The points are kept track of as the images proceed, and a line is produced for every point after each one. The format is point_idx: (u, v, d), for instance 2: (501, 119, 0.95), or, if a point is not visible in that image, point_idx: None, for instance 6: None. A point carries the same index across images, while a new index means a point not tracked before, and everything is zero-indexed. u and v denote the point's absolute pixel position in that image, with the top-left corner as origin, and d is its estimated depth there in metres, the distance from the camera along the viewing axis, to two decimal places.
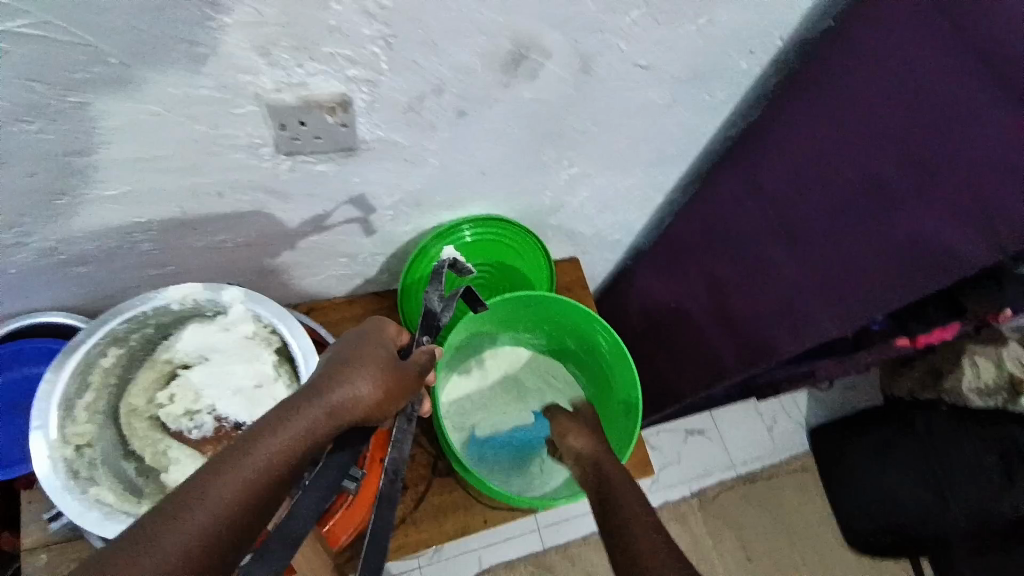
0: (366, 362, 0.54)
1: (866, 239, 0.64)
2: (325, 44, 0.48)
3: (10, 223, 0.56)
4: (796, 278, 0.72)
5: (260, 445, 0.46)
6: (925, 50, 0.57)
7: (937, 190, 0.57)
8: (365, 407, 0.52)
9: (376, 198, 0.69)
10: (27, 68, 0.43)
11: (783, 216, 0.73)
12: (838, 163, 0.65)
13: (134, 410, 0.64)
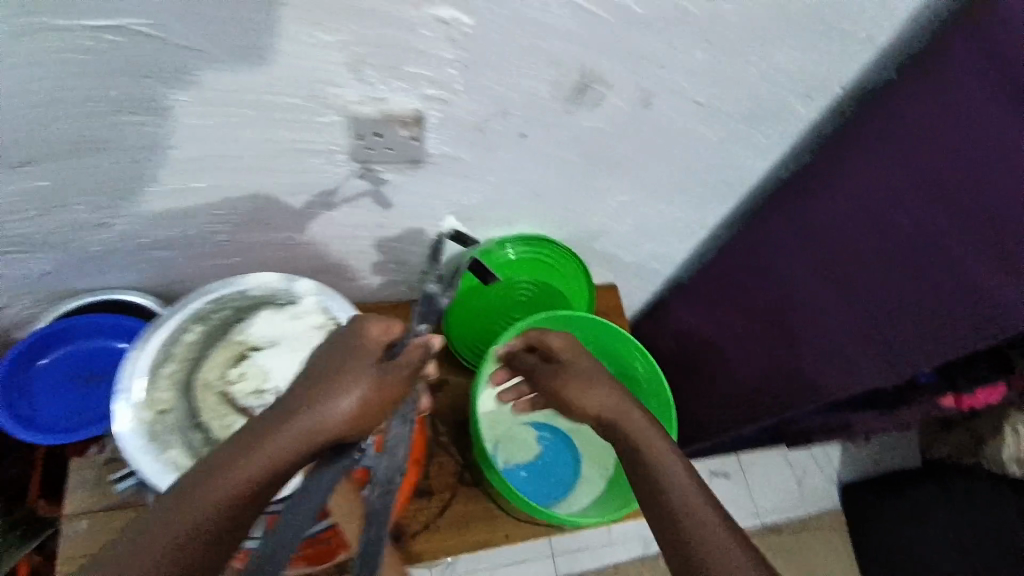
0: (352, 372, 0.54)
1: (882, 238, 0.68)
2: (409, 64, 0.51)
3: (105, 205, 0.61)
4: (837, 319, 0.73)
5: (240, 457, 0.48)
6: (971, 105, 0.58)
7: (944, 189, 0.61)
8: (349, 418, 0.52)
9: (433, 209, 0.73)
10: (145, 65, 0.47)
11: (827, 258, 0.74)
12: (882, 209, 0.67)
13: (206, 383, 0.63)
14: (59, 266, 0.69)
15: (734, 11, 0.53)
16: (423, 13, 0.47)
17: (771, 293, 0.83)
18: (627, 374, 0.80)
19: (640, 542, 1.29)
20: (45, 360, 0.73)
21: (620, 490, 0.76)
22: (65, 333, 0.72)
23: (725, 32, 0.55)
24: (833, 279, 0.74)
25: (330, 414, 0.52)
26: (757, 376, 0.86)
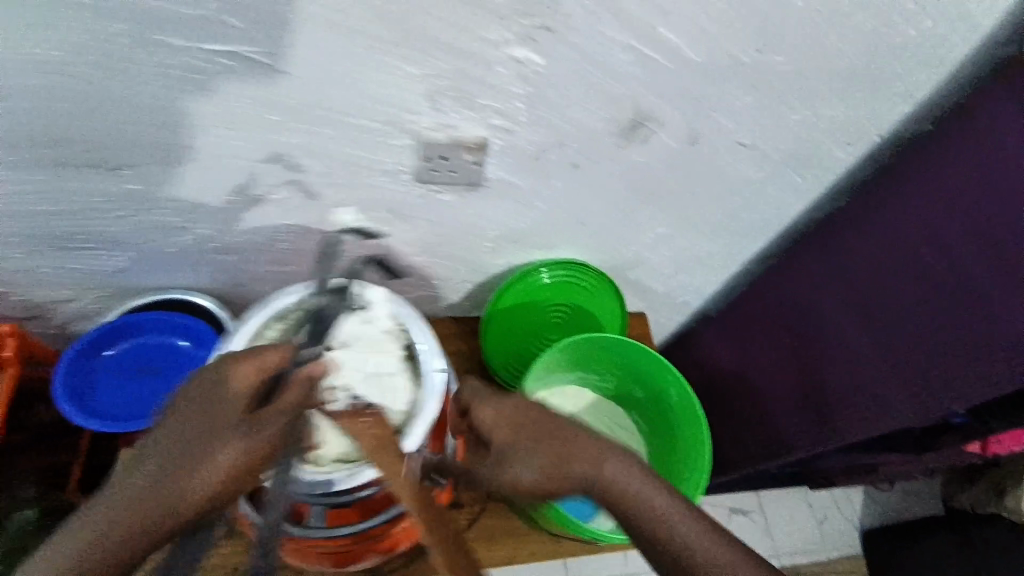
0: (215, 420, 0.48)
1: (911, 282, 0.70)
2: (481, 97, 0.56)
3: (186, 210, 0.66)
4: (865, 356, 0.74)
5: (81, 529, 0.43)
6: (1007, 162, 0.63)
7: (975, 238, 0.65)
8: (213, 475, 0.46)
9: (482, 230, 0.77)
10: (246, 86, 0.52)
11: (858, 295, 0.77)
12: (915, 252, 0.70)
13: None
14: (134, 263, 0.74)
15: (783, 62, 0.58)
16: (501, 53, 0.52)
17: (801, 329, 0.85)
18: (660, 397, 0.82)
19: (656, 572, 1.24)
20: (109, 351, 0.77)
21: None
22: (132, 326, 0.77)
23: (773, 80, 0.59)
24: (863, 316, 0.75)
25: (201, 476, 0.46)
26: (782, 410, 0.87)
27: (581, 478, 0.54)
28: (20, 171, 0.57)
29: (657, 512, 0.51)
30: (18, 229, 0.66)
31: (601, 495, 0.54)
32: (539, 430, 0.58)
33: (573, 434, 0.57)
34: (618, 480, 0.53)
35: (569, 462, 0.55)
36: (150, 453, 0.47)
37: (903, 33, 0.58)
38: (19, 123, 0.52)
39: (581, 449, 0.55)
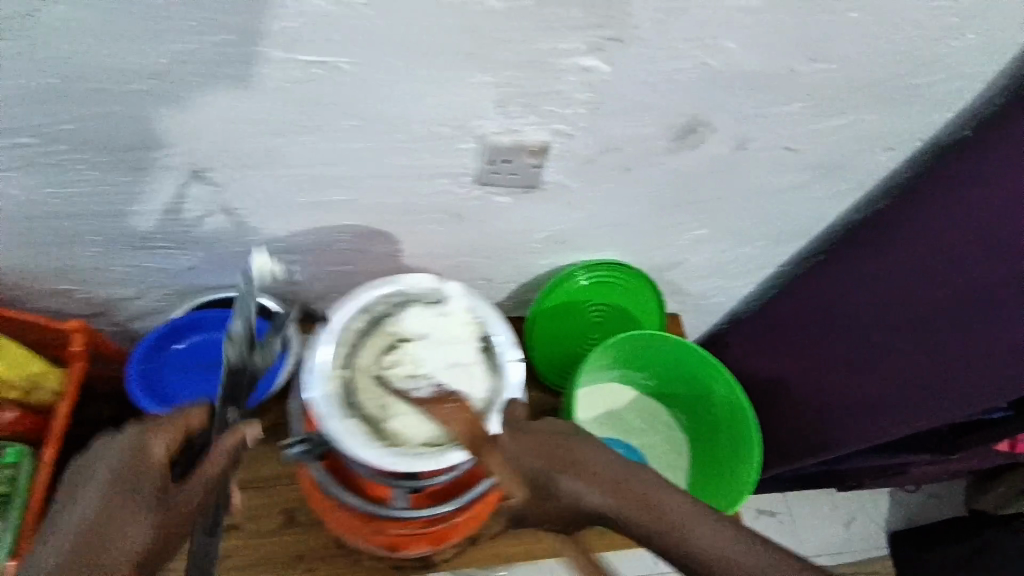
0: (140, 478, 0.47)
1: (928, 284, 0.74)
2: (547, 104, 0.59)
3: (256, 212, 0.69)
4: (904, 361, 0.76)
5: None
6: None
7: (988, 243, 0.69)
8: (147, 529, 0.44)
9: (530, 232, 0.80)
10: (332, 94, 0.55)
11: (898, 301, 0.78)
12: (955, 262, 0.72)
13: (358, 367, 0.55)
14: (200, 262, 0.78)
15: (833, 70, 0.61)
16: (571, 62, 0.55)
17: (824, 330, 0.89)
18: (704, 397, 0.87)
19: None
20: (179, 345, 0.81)
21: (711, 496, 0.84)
22: (201, 323, 0.81)
23: (821, 87, 0.62)
24: (903, 322, 0.77)
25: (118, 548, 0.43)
26: (818, 410, 0.89)
27: (613, 508, 0.46)
28: (108, 173, 0.60)
29: (713, 533, 0.44)
30: (96, 229, 0.68)
31: (640, 519, 0.46)
32: (551, 455, 0.48)
33: (590, 455, 0.49)
34: (657, 494, 0.46)
35: (596, 487, 0.47)
36: (66, 517, 0.44)
37: (949, 44, 0.61)
38: (115, 136, 0.55)
39: (605, 470, 0.48)
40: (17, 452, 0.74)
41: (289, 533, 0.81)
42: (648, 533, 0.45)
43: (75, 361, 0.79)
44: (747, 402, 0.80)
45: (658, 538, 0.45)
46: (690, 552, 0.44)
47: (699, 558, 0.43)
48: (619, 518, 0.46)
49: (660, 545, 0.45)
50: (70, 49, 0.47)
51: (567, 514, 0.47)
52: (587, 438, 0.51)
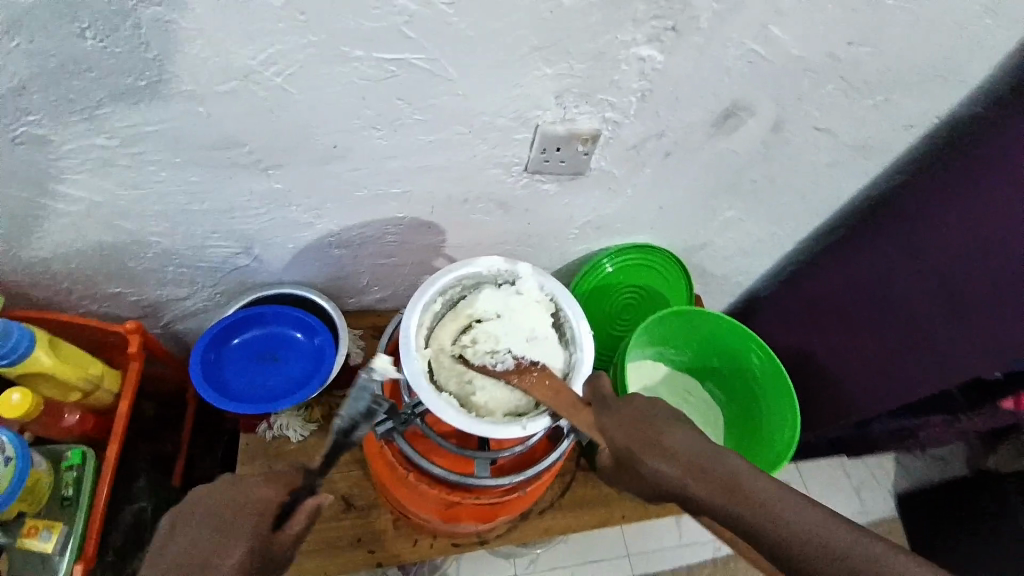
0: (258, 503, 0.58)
1: (976, 259, 0.75)
2: (603, 93, 0.63)
3: (314, 207, 0.71)
4: (953, 337, 0.78)
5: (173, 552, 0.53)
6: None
7: None
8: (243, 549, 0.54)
9: (572, 217, 0.83)
10: (403, 90, 0.57)
11: (937, 272, 0.79)
12: (1001, 242, 0.72)
13: (442, 348, 0.64)
14: (254, 260, 0.79)
15: (866, 54, 0.65)
16: (629, 52, 0.58)
17: (858, 299, 0.92)
18: (742, 368, 0.92)
19: (710, 545, 1.20)
20: (238, 339, 0.84)
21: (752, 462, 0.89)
22: (258, 317, 0.83)
23: (855, 69, 0.67)
24: (950, 308, 0.78)
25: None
26: (863, 384, 0.93)
27: (691, 481, 0.53)
28: (180, 172, 0.62)
29: (782, 505, 0.50)
30: (159, 229, 0.70)
31: (715, 498, 0.52)
32: (637, 437, 0.57)
33: (672, 438, 0.56)
34: (731, 476, 0.53)
35: (677, 467, 0.54)
36: (188, 526, 0.55)
37: (972, 29, 0.65)
38: (195, 134, 0.57)
39: (685, 452, 0.55)
40: (80, 453, 0.75)
41: (350, 517, 0.84)
42: (721, 509, 0.52)
43: (132, 362, 0.80)
44: (783, 369, 0.86)
45: (731, 512, 0.52)
46: (758, 523, 0.50)
47: (765, 527, 0.50)
48: (696, 490, 0.53)
49: (733, 520, 0.52)
50: (164, 51, 0.49)
51: (653, 476, 0.55)
52: (670, 424, 0.57)
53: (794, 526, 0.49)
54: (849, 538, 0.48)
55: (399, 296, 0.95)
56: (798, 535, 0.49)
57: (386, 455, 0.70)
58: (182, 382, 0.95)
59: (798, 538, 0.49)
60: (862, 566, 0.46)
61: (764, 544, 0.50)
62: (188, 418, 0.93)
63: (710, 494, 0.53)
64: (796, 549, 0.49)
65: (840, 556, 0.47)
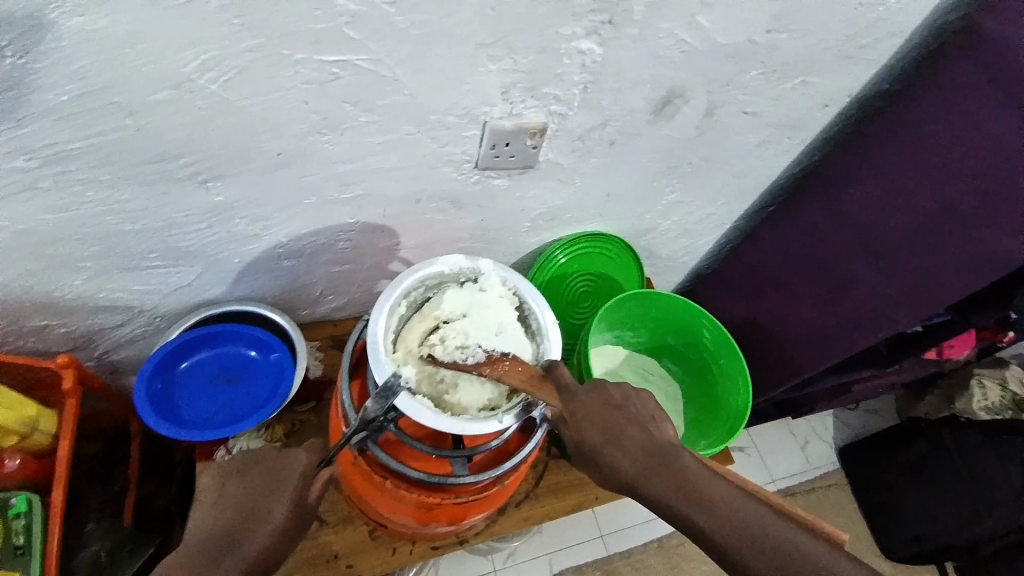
0: (279, 472, 0.62)
1: (897, 217, 0.81)
2: (548, 86, 0.64)
3: (262, 219, 0.68)
4: (883, 289, 0.85)
5: (210, 519, 0.59)
6: (977, 107, 0.72)
7: (948, 171, 0.75)
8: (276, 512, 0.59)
9: (526, 210, 0.84)
10: (349, 91, 0.56)
11: (861, 233, 0.86)
12: (915, 198, 0.79)
13: (410, 350, 0.65)
14: (197, 278, 0.75)
15: (785, 39, 0.70)
16: (571, 46, 0.60)
17: (793, 267, 0.98)
18: (696, 343, 0.96)
19: None
20: (186, 363, 0.80)
21: (712, 430, 0.93)
22: (207, 337, 0.79)
23: (776, 55, 0.71)
24: (873, 259, 0.86)
25: (257, 533, 0.58)
26: (806, 343, 0.99)
27: (645, 473, 0.58)
28: (110, 192, 0.58)
29: (727, 503, 0.55)
30: (90, 254, 0.65)
31: (668, 493, 0.56)
32: (601, 430, 0.60)
33: (635, 432, 0.60)
34: (686, 475, 0.57)
35: (636, 463, 0.59)
36: (222, 495, 0.60)
37: (876, 12, 0.71)
38: (126, 149, 0.54)
39: (645, 450, 0.59)
40: (26, 500, 0.71)
41: (325, 533, 0.82)
42: (671, 504, 0.56)
43: (68, 400, 0.75)
44: (730, 341, 0.90)
45: (680, 507, 0.55)
46: (703, 519, 0.54)
47: (710, 524, 0.54)
48: (652, 483, 0.57)
49: (681, 516, 0.55)
50: (86, 63, 0.46)
51: (619, 469, 0.59)
52: (634, 422, 0.61)
53: (737, 522, 0.53)
54: (787, 535, 0.52)
55: (357, 303, 0.93)
56: (739, 532, 0.53)
57: (361, 465, 0.69)
58: (126, 414, 0.89)
59: (738, 533, 0.53)
60: (793, 561, 0.50)
61: (707, 540, 0.54)
62: (136, 452, 0.88)
63: (665, 487, 0.57)
64: (734, 544, 0.53)
65: (775, 549, 0.51)
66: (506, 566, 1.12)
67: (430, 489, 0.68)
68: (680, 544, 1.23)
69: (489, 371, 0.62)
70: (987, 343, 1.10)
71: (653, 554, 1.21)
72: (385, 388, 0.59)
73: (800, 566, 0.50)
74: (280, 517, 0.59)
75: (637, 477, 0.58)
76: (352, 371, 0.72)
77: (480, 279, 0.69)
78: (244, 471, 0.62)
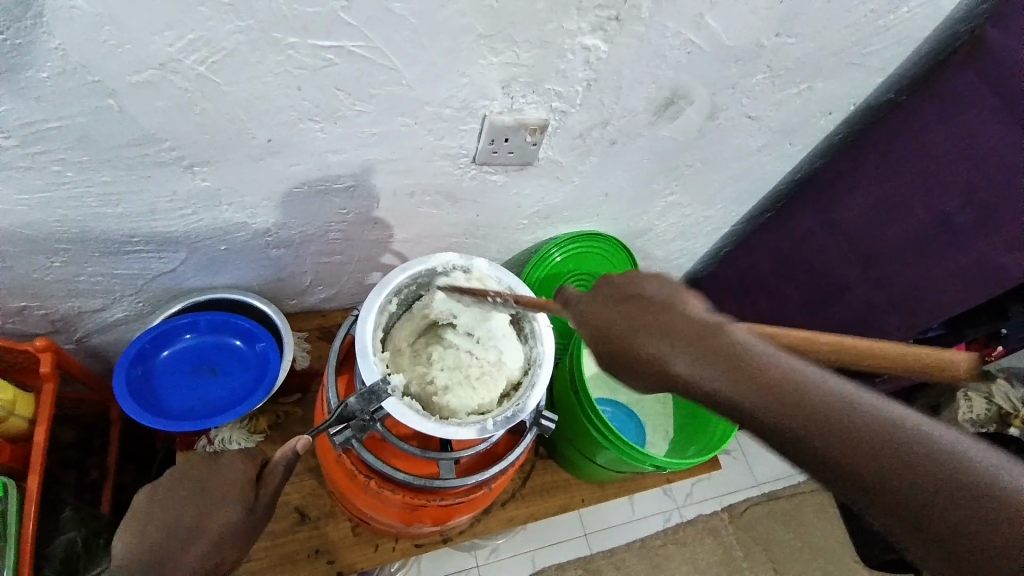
0: (230, 480, 0.60)
1: (892, 226, 0.82)
2: (548, 82, 0.62)
3: (249, 206, 0.66)
4: (873, 299, 0.86)
5: (157, 518, 0.57)
6: (976, 119, 0.72)
7: (946, 183, 0.75)
8: (226, 517, 0.58)
9: (520, 207, 0.82)
10: (341, 78, 0.54)
11: (857, 241, 0.86)
12: (912, 206, 0.79)
13: (401, 350, 0.68)
14: (180, 265, 0.73)
15: (793, 43, 0.68)
16: (574, 41, 0.58)
17: (786, 272, 0.98)
18: None
19: (660, 516, 1.25)
20: (168, 351, 0.78)
21: (699, 432, 0.92)
22: (190, 325, 0.77)
23: (781, 59, 0.70)
24: (864, 267, 0.86)
25: (196, 550, 0.56)
26: None
27: (696, 362, 0.43)
28: (89, 173, 0.56)
29: (834, 395, 0.40)
30: (69, 237, 0.63)
31: (744, 391, 0.41)
32: (629, 320, 0.46)
33: (673, 315, 0.45)
34: (768, 365, 0.41)
35: (689, 354, 0.43)
36: (171, 495, 0.58)
37: (886, 18, 0.70)
38: (106, 131, 0.52)
39: (698, 334, 0.44)
40: (2, 485, 0.67)
41: (305, 529, 0.81)
42: (754, 407, 0.41)
43: (45, 384, 0.73)
44: None
45: (768, 411, 0.40)
46: (806, 424, 0.39)
47: (815, 432, 0.39)
48: (712, 370, 0.42)
49: (769, 424, 0.40)
50: (67, 41, 0.44)
51: (661, 357, 0.43)
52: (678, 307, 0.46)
53: (856, 422, 0.39)
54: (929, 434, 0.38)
55: (346, 295, 0.91)
56: (862, 436, 0.38)
57: (345, 463, 0.68)
58: (104, 400, 0.87)
59: (860, 439, 0.38)
60: (946, 476, 0.37)
61: (810, 452, 0.39)
62: (115, 438, 0.86)
63: (732, 373, 0.42)
64: (857, 457, 0.38)
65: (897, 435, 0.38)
66: (489, 562, 1.10)
67: (414, 492, 0.67)
68: (662, 545, 1.23)
69: (500, 296, 0.63)
70: None
71: (635, 554, 1.21)
72: (368, 390, 0.58)
73: (959, 483, 0.36)
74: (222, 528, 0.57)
75: (687, 365, 0.43)
76: (339, 366, 0.70)
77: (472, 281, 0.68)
78: (196, 475, 0.60)
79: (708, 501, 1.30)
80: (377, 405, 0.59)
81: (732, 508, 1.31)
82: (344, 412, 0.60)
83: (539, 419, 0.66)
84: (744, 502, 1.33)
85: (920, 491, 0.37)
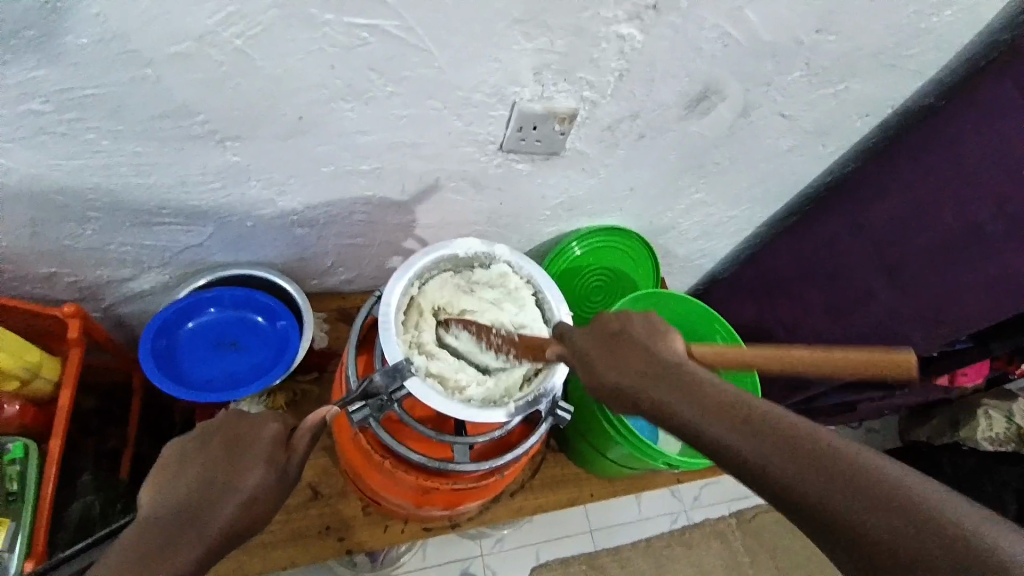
0: (256, 442, 0.57)
1: (924, 230, 0.80)
2: (581, 71, 0.61)
3: (278, 183, 0.67)
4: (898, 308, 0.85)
5: (185, 471, 0.54)
6: (1016, 126, 0.70)
7: (979, 188, 0.74)
8: (257, 477, 0.55)
9: (544, 198, 0.82)
10: (375, 58, 0.54)
11: (886, 247, 0.84)
12: (942, 212, 0.77)
13: (416, 342, 0.65)
14: (206, 239, 0.74)
15: (832, 41, 0.67)
16: (610, 30, 0.58)
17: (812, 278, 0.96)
18: None
19: (666, 516, 1.25)
20: (192, 323, 0.79)
21: None
22: (214, 299, 0.79)
23: (820, 56, 0.68)
24: (890, 273, 0.85)
25: (224, 508, 0.53)
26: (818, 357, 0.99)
27: (633, 386, 0.47)
28: (124, 143, 0.57)
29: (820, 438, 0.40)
30: (101, 206, 0.64)
31: (731, 434, 0.42)
32: (609, 358, 0.50)
33: (636, 345, 0.49)
34: (773, 418, 0.42)
35: (682, 398, 0.44)
36: (198, 453, 0.56)
37: (929, 19, 0.68)
38: (141, 100, 0.53)
39: (655, 368, 0.47)
40: (22, 447, 0.70)
41: (318, 505, 0.82)
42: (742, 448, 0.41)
43: (71, 349, 0.74)
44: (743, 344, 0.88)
45: (764, 458, 0.41)
46: (786, 461, 0.40)
47: (800, 480, 0.39)
48: (658, 397, 0.45)
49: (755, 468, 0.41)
50: (108, 7, 0.45)
51: (614, 377, 0.48)
52: (647, 346, 0.48)
53: (833, 463, 0.39)
54: (936, 501, 0.37)
55: (366, 278, 0.91)
56: (862, 490, 0.38)
57: (362, 442, 0.69)
58: (126, 369, 0.89)
59: (840, 485, 0.38)
60: (934, 528, 0.35)
61: (803, 507, 0.39)
62: (136, 405, 0.88)
63: (678, 399, 0.45)
64: (835, 503, 0.38)
65: (831, 462, 0.39)
66: (493, 552, 1.11)
67: (428, 474, 0.68)
68: (667, 545, 1.23)
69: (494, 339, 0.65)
70: (1000, 372, 1.06)
71: (640, 553, 1.21)
72: (392, 366, 0.59)
73: (952, 539, 0.35)
74: (252, 486, 0.54)
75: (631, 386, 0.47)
76: (359, 346, 0.71)
77: (493, 268, 0.70)
78: (222, 433, 0.57)
79: (716, 506, 1.29)
80: (400, 383, 0.60)
81: (740, 513, 1.30)
82: (366, 388, 0.61)
83: (555, 409, 0.67)
84: (753, 508, 1.31)
85: (919, 543, 0.35)
